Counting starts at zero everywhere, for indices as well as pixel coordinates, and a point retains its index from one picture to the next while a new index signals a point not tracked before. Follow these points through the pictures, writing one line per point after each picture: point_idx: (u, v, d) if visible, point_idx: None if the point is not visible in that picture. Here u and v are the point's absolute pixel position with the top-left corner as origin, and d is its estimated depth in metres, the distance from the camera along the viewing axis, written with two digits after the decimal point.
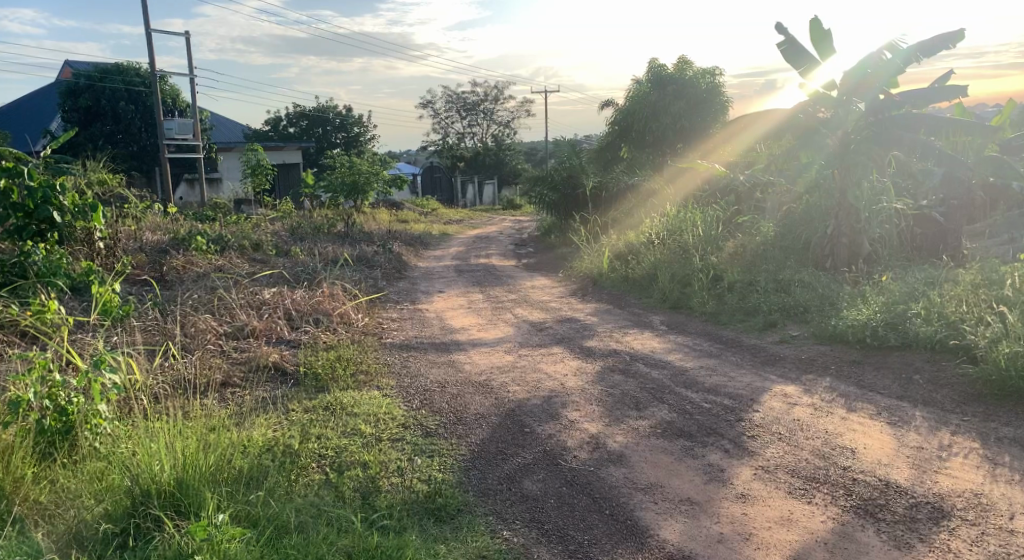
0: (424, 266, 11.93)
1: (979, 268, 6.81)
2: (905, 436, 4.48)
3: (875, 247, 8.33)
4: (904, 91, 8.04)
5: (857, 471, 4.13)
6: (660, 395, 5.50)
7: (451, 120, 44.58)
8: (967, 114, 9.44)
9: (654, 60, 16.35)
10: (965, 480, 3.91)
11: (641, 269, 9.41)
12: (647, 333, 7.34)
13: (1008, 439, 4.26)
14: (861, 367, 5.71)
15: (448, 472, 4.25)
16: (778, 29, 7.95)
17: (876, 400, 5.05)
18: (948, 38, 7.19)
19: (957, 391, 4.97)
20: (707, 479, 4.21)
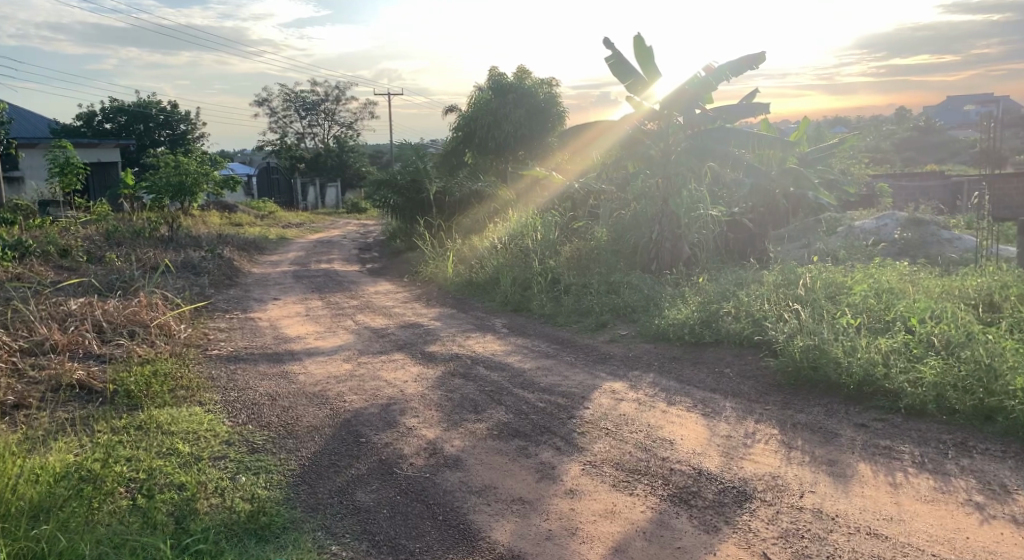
0: (259, 272, 11.39)
1: (780, 270, 7.53)
2: (716, 427, 4.84)
3: (695, 251, 9.00)
4: (718, 106, 8.71)
5: (674, 462, 4.41)
6: (497, 397, 5.60)
7: (290, 120, 43.00)
8: (773, 130, 10.42)
9: (493, 69, 16.63)
10: (766, 464, 4.28)
11: (483, 274, 9.53)
12: (488, 336, 7.44)
13: (802, 424, 4.72)
14: (681, 363, 6.11)
15: (274, 488, 4.08)
16: (605, 43, 8.29)
17: (693, 393, 5.43)
18: (751, 59, 7.90)
19: (761, 383, 5.45)
20: (539, 477, 4.33)
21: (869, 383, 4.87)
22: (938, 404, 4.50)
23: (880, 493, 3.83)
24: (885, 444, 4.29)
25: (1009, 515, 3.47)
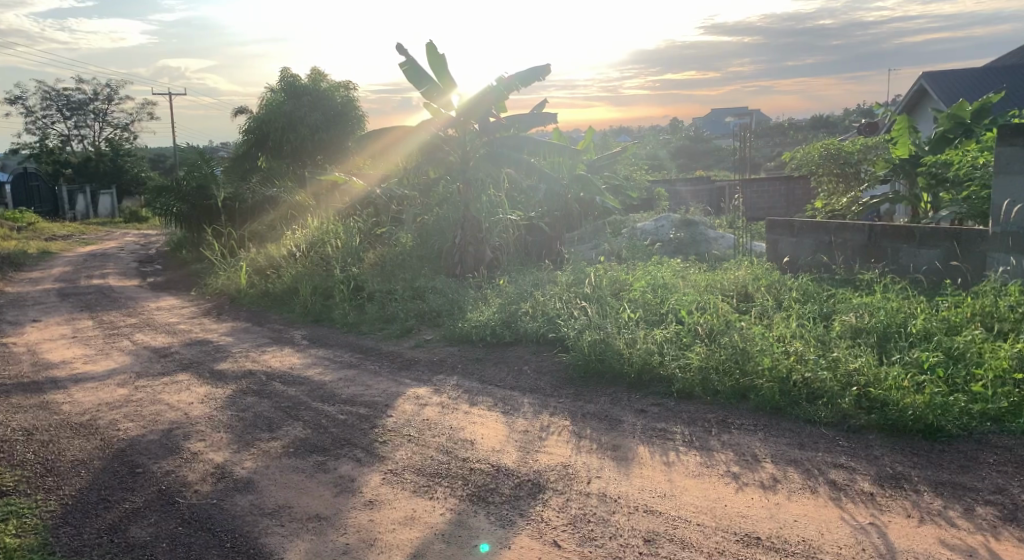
0: (14, 292, 10.07)
1: (572, 271, 7.97)
2: (514, 423, 5.00)
3: (496, 255, 9.22)
4: (511, 114, 9.05)
5: (474, 461, 4.49)
6: (294, 412, 5.37)
7: (52, 120, 38.49)
8: (564, 139, 11.06)
9: (284, 70, 16.02)
10: (559, 455, 4.49)
11: (280, 284, 9.13)
12: (286, 349, 7.14)
13: (591, 414, 5.01)
14: (482, 364, 6.25)
15: (27, 535, 3.67)
16: (399, 49, 8.28)
17: (493, 393, 5.58)
18: (538, 71, 8.29)
19: (556, 377, 5.71)
20: (337, 491, 4.22)
21: (647, 371, 5.28)
22: (704, 387, 4.96)
23: (654, 472, 4.15)
24: (661, 427, 4.66)
25: (759, 481, 3.85)
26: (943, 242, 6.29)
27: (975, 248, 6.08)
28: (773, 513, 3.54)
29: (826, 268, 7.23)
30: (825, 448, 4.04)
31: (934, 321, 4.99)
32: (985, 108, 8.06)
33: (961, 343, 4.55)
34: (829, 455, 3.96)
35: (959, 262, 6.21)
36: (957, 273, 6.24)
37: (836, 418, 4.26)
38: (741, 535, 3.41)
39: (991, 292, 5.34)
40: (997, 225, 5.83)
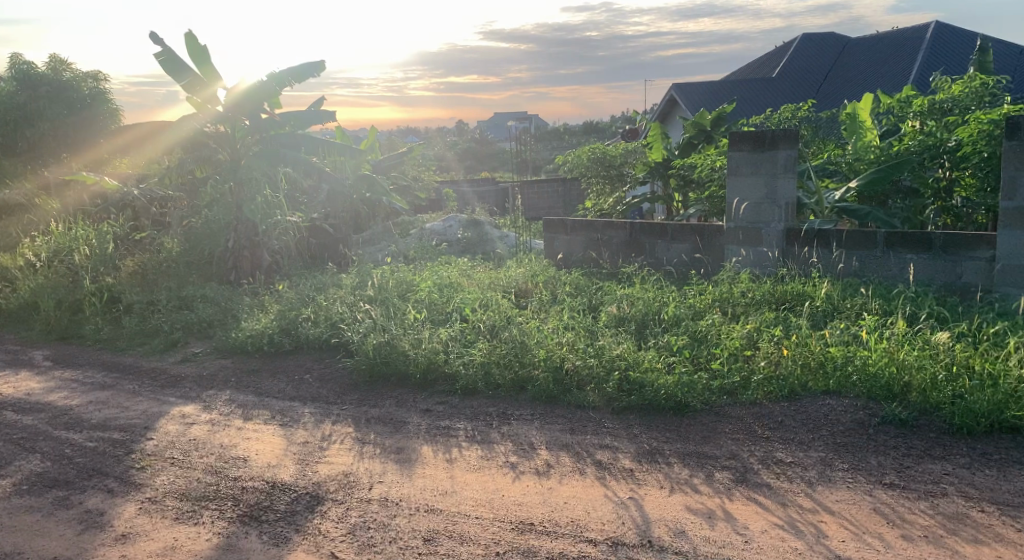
0: None
1: (356, 273, 7.77)
2: (293, 435, 4.70)
3: (275, 259, 8.71)
4: (286, 112, 8.64)
5: (246, 479, 4.14)
6: (29, 445, 4.69)
7: None
8: (346, 138, 10.82)
9: (17, 56, 14.18)
10: (339, 464, 4.22)
11: (15, 299, 7.96)
12: (22, 372, 6.24)
13: (375, 419, 4.80)
14: (258, 376, 5.87)
15: None
16: (153, 38, 7.59)
17: (270, 405, 5.25)
18: (313, 67, 8.01)
19: (339, 383, 5.50)
20: (82, 528, 3.74)
21: (432, 371, 5.22)
22: (486, 381, 5.00)
23: (437, 472, 3.99)
24: (445, 425, 4.57)
25: (534, 469, 3.91)
26: (690, 236, 6.97)
27: (714, 242, 6.83)
28: (545, 498, 3.60)
29: (595, 264, 7.75)
30: (592, 431, 4.25)
31: (684, 308, 5.52)
32: (721, 118, 9.00)
33: (704, 327, 5.08)
34: (596, 437, 4.17)
35: (703, 255, 6.94)
36: (701, 264, 6.98)
37: (601, 401, 4.55)
38: (516, 523, 3.42)
39: (728, 280, 6.03)
40: (730, 220, 6.58)
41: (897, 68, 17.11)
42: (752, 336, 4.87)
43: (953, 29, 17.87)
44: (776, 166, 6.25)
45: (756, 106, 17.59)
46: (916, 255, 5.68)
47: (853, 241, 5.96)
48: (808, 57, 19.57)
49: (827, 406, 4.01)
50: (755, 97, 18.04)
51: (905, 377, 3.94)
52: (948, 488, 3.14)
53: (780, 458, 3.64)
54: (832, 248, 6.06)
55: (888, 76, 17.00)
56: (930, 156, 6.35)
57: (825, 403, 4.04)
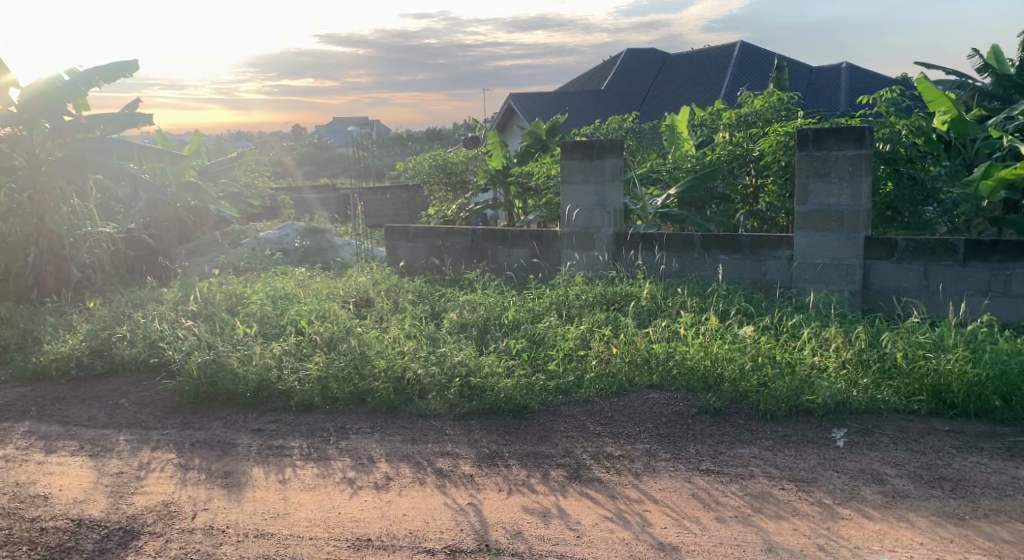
0: None
1: (180, 287, 7.26)
2: (105, 466, 4.30)
3: (86, 273, 7.94)
4: (95, 113, 7.93)
5: (47, 519, 3.72)
6: None
7: None
8: (168, 142, 10.10)
9: None
10: (158, 494, 3.91)
11: None
12: None
13: (200, 443, 4.50)
14: (64, 403, 5.32)
15: None
16: None
17: (79, 434, 4.77)
18: (125, 65, 7.41)
19: (159, 407, 5.10)
20: None
21: (264, 388, 4.95)
22: (323, 395, 4.79)
23: (268, 495, 3.78)
24: (278, 444, 4.35)
25: (373, 483, 3.79)
26: (528, 242, 7.15)
27: (551, 247, 7.04)
28: (383, 512, 3.50)
29: (436, 271, 7.74)
30: (433, 439, 4.18)
31: (522, 312, 5.63)
32: (556, 127, 9.28)
33: (541, 329, 5.21)
34: (436, 445, 4.11)
35: (541, 260, 7.13)
36: (539, 269, 7.16)
37: (442, 408, 4.47)
38: (353, 540, 3.29)
39: (564, 284, 6.24)
40: (565, 226, 6.82)
41: (712, 83, 18.56)
42: (585, 336, 5.06)
43: (756, 50, 19.66)
44: (604, 173, 6.56)
45: (585, 116, 18.45)
46: (727, 255, 6.16)
47: (674, 244, 6.37)
48: (633, 70, 20.77)
49: (651, 400, 4.24)
50: (584, 108, 18.91)
51: (718, 369, 4.26)
52: (755, 470, 3.42)
53: (611, 452, 3.79)
54: (656, 251, 6.45)
55: (702, 91, 18.41)
56: (738, 165, 6.92)
57: (650, 397, 4.28)
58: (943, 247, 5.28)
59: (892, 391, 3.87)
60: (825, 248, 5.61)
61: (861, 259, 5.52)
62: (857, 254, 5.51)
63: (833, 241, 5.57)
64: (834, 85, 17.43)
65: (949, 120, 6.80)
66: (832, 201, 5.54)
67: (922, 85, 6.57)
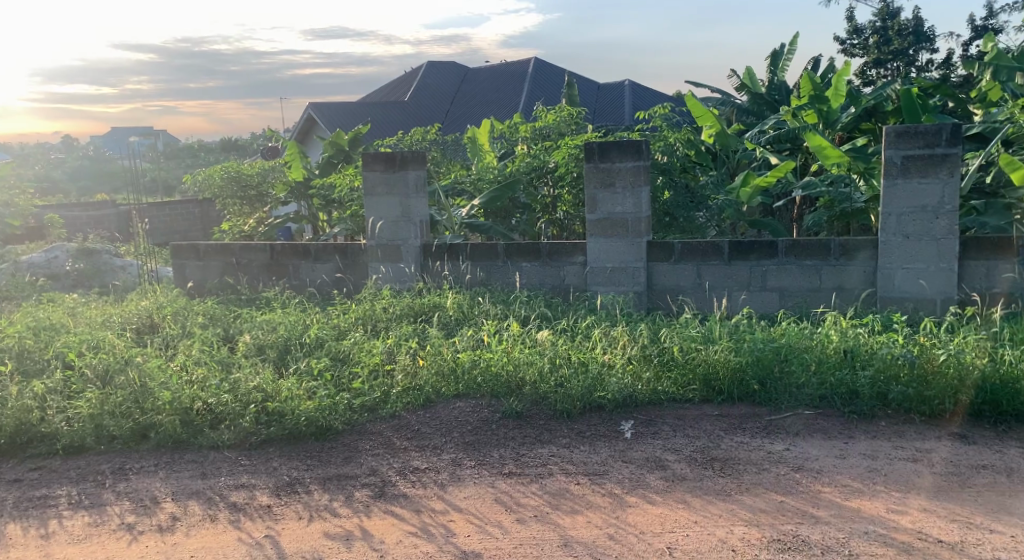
0: None
1: None
2: None
3: None
4: None
5: None
6: None
7: None
8: None
9: None
10: None
11: None
12: None
13: None
14: None
15: None
16: None
17: None
18: None
19: None
20: None
21: (24, 433, 4.37)
22: (97, 435, 4.31)
23: (26, 554, 3.32)
24: (41, 495, 3.86)
25: (156, 525, 3.47)
26: (331, 256, 6.94)
27: (355, 261, 6.90)
28: (168, 556, 3.21)
29: (232, 290, 7.30)
30: (227, 472, 3.91)
31: (326, 329, 5.44)
32: (358, 138, 9.10)
33: (346, 346, 5.07)
34: (231, 477, 3.85)
35: (345, 274, 6.95)
36: (343, 284, 6.98)
37: (238, 438, 4.17)
38: None
39: (370, 298, 6.13)
40: (370, 238, 6.70)
41: (510, 97, 19.24)
42: (391, 351, 4.98)
43: (550, 66, 20.68)
44: (408, 186, 6.53)
45: (388, 127, 18.35)
46: (528, 263, 6.37)
47: (478, 253, 6.49)
48: (434, 83, 21.01)
49: (457, 409, 4.28)
50: (386, 120, 18.83)
51: (519, 373, 4.39)
52: (553, 468, 3.56)
53: (415, 466, 3.76)
54: (460, 261, 6.54)
55: (501, 104, 19.02)
56: (537, 175, 7.20)
57: (456, 406, 4.32)
58: (712, 249, 5.82)
59: (671, 382, 4.22)
60: (613, 252, 6.00)
61: (646, 262, 5.97)
62: (641, 258, 5.95)
63: (621, 246, 5.98)
64: (620, 101, 18.78)
65: (714, 134, 7.60)
66: (616, 209, 5.94)
67: (690, 102, 7.35)
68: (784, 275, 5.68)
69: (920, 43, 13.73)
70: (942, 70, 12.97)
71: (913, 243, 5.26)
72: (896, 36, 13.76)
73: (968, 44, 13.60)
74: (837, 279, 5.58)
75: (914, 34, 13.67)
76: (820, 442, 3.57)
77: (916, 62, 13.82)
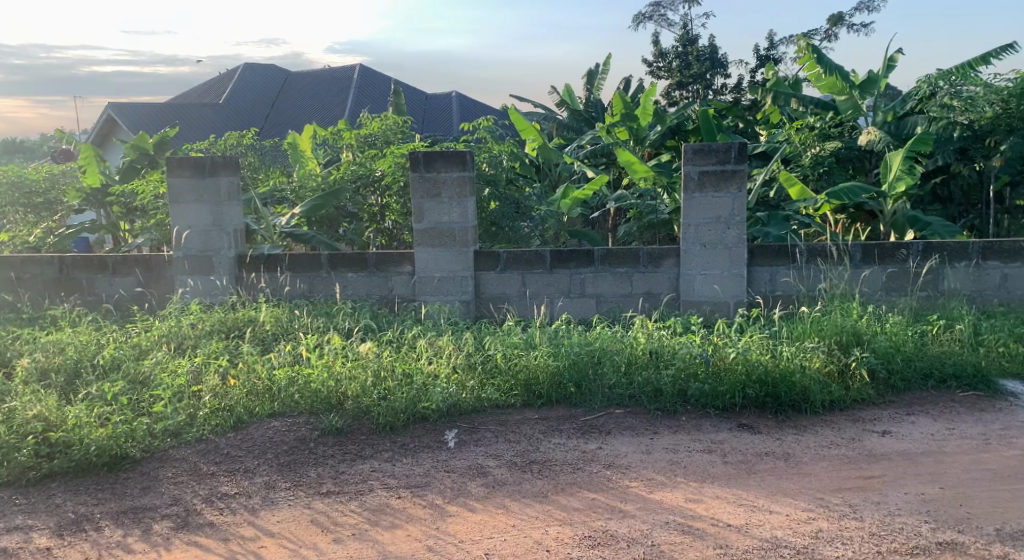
0: None
1: None
2: None
3: None
4: None
5: None
6: None
7: None
8: None
9: None
10: None
11: None
12: None
13: None
14: None
15: None
16: None
17: None
18: None
19: None
20: None
21: None
22: None
23: None
24: None
25: None
26: (131, 269, 6.38)
27: (161, 274, 6.39)
28: None
29: (10, 308, 6.48)
30: None
31: (123, 349, 4.97)
32: (165, 141, 8.45)
33: (146, 367, 4.65)
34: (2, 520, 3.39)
35: (148, 288, 6.42)
36: (145, 299, 6.43)
37: (12, 474, 3.69)
38: None
39: (176, 314, 5.69)
40: (177, 249, 6.24)
41: (334, 104, 18.78)
42: (199, 370, 4.64)
43: (375, 75, 20.45)
44: (220, 193, 6.15)
45: (200, 132, 17.23)
46: (352, 274, 6.22)
47: (300, 264, 6.26)
48: (252, 87, 20.04)
49: (272, 428, 4.08)
50: (201, 124, 17.69)
51: (340, 388, 4.26)
52: (373, 484, 3.48)
53: (224, 492, 3.53)
54: (279, 272, 6.26)
55: (326, 111, 18.51)
56: (363, 184, 7.05)
57: (271, 425, 4.11)
58: (535, 258, 6.00)
59: (494, 389, 4.29)
60: (440, 262, 6.02)
61: (472, 271, 6.03)
62: (468, 267, 6.01)
63: (446, 256, 6.01)
64: (446, 113, 18.94)
65: (538, 148, 7.85)
66: (443, 219, 5.96)
67: (513, 116, 7.53)
68: (601, 282, 5.98)
69: (715, 68, 15.03)
70: (734, 94, 14.29)
71: (710, 251, 5.73)
72: (695, 61, 15.01)
73: (755, 72, 15.13)
74: (647, 284, 5.95)
75: (709, 60, 14.96)
76: (629, 439, 3.78)
77: (713, 85, 15.12)
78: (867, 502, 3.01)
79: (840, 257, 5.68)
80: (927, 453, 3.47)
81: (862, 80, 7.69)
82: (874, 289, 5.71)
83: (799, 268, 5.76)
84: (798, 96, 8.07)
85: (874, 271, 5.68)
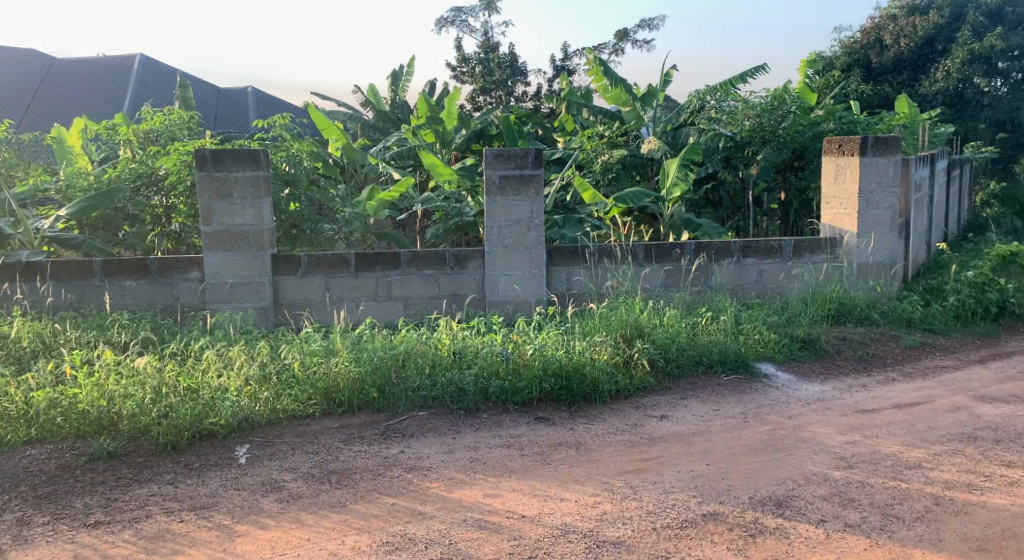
0: None
1: None
2: None
3: None
4: None
5: None
6: None
7: None
8: None
9: None
10: None
11: None
12: None
13: None
14: None
15: None
16: None
17: None
18: None
19: None
20: None
21: None
22: None
23: None
24: None
25: None
26: None
27: None
28: None
29: None
30: None
31: None
32: None
33: None
34: None
35: None
36: None
37: None
38: None
39: None
40: None
41: (111, 96, 17.10)
42: None
43: (160, 67, 18.92)
44: None
45: None
46: (132, 282, 5.69)
47: (66, 272, 5.61)
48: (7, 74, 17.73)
49: (27, 458, 3.61)
50: None
51: (113, 409, 3.86)
52: (152, 509, 3.20)
53: None
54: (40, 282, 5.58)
55: (101, 104, 16.82)
56: (144, 184, 6.47)
57: (27, 455, 3.64)
58: (338, 262, 5.84)
59: (290, 399, 4.11)
60: (233, 268, 5.67)
61: (270, 276, 5.75)
62: (265, 273, 5.72)
63: (240, 260, 5.67)
64: (243, 110, 17.97)
65: (340, 148, 7.62)
66: (236, 221, 5.63)
67: (312, 114, 7.27)
68: (407, 285, 5.95)
69: (516, 76, 15.61)
70: (533, 101, 14.90)
71: (511, 252, 5.91)
72: (496, 68, 15.47)
73: (552, 81, 15.87)
74: (451, 286, 6.01)
75: (509, 68, 15.49)
76: (430, 441, 3.79)
77: (514, 92, 15.67)
78: (646, 483, 3.25)
79: (627, 256, 6.10)
80: (698, 433, 3.81)
81: (643, 92, 8.30)
82: (655, 286, 6.19)
83: (592, 267, 6.10)
84: (589, 106, 8.56)
85: (654, 268, 6.16)
